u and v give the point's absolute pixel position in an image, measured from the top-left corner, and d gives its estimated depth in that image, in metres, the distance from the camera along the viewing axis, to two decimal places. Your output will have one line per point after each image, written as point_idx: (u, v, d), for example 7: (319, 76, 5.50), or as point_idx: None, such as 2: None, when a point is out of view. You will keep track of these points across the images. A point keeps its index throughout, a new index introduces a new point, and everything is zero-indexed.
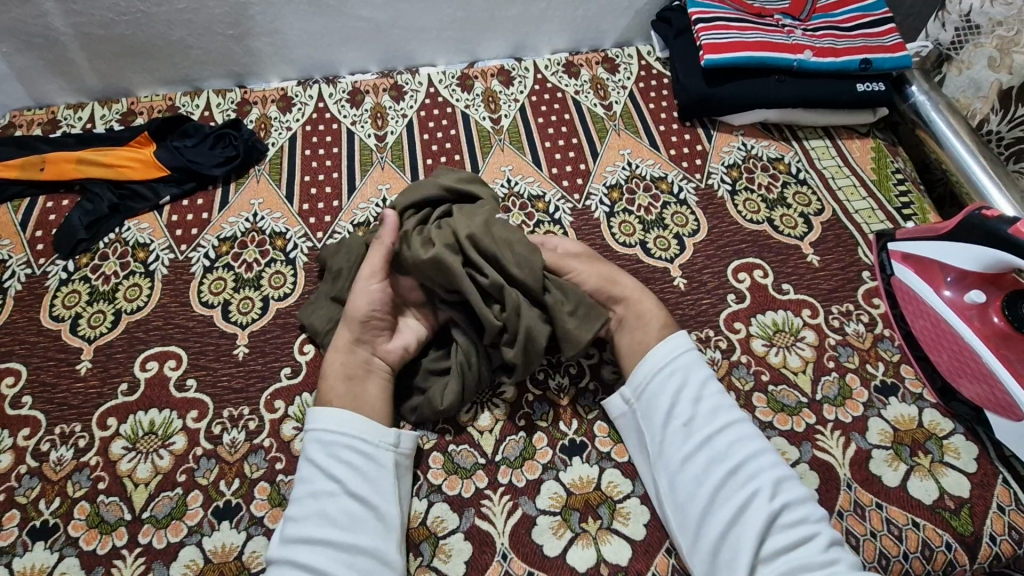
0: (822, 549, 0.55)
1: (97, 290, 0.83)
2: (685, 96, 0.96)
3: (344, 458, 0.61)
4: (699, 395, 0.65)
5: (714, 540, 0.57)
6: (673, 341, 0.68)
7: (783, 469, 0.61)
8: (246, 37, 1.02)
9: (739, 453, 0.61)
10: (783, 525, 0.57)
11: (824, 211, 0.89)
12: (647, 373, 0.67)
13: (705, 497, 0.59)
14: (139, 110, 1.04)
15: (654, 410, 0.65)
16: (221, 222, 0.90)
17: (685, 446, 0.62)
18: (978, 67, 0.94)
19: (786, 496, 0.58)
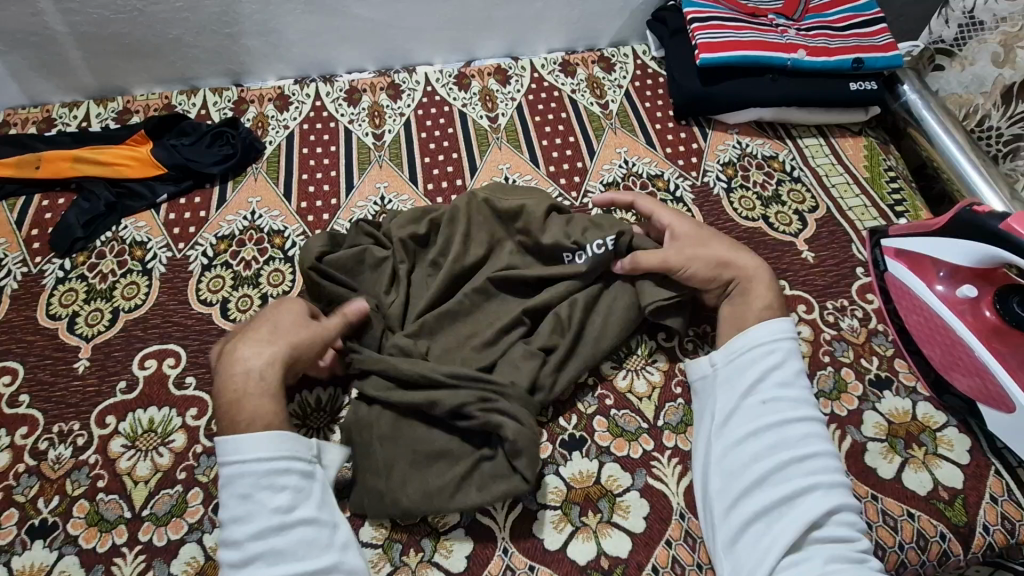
0: (862, 551, 0.57)
1: (94, 289, 0.83)
2: (681, 95, 0.97)
3: (278, 485, 0.57)
4: (788, 378, 0.65)
5: (752, 513, 0.58)
6: (777, 324, 0.68)
7: (842, 474, 0.61)
8: (243, 36, 1.02)
9: (806, 442, 0.61)
10: (829, 522, 0.58)
11: (819, 208, 0.91)
12: (741, 346, 0.67)
13: (760, 471, 0.60)
14: (135, 109, 1.04)
15: (737, 379, 0.66)
16: (219, 220, 0.90)
17: (754, 421, 0.63)
18: (981, 63, 0.95)
19: (839, 495, 0.59)
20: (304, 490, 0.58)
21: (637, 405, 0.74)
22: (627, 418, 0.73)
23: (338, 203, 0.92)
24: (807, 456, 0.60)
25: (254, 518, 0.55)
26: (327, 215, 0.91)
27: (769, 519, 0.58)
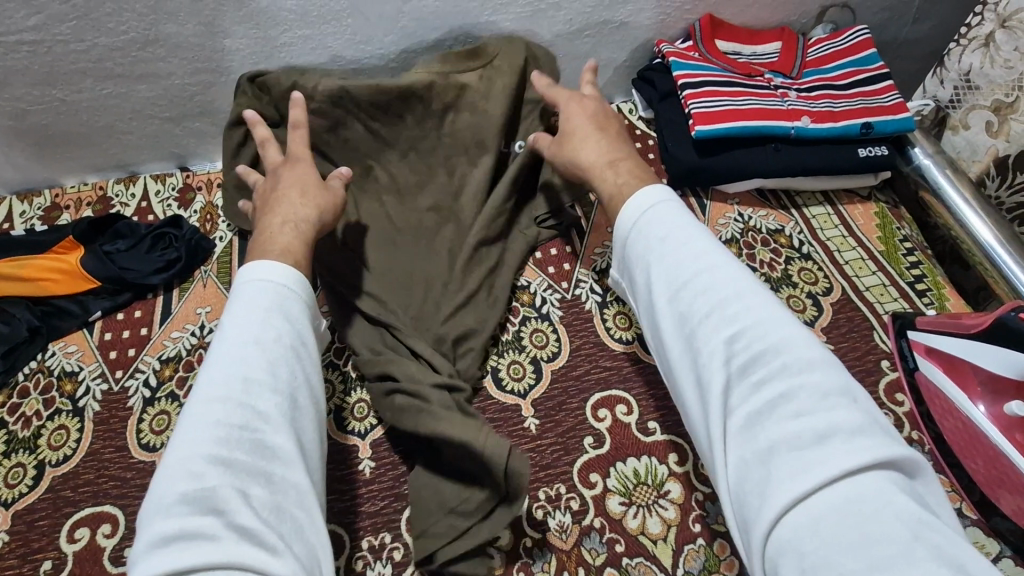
0: (808, 412, 0.41)
1: (16, 437, 0.71)
2: (676, 167, 0.88)
3: (249, 361, 0.48)
4: (677, 237, 0.53)
5: (689, 413, 0.48)
6: (641, 199, 0.57)
7: (761, 322, 0.46)
8: (184, 119, 0.91)
9: (710, 301, 0.48)
10: (754, 391, 0.43)
11: (833, 290, 0.82)
12: (620, 233, 0.58)
13: (681, 345, 0.49)
14: (65, 204, 0.92)
15: (636, 248, 0.55)
16: (162, 338, 0.79)
17: (661, 290, 0.52)
18: (976, 129, 0.88)
19: (762, 348, 0.45)
20: (283, 351, 0.50)
21: (652, 551, 0.65)
22: (643, 569, 0.64)
23: None
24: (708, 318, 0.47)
25: (237, 350, 0.48)
26: None
27: (702, 401, 0.47)
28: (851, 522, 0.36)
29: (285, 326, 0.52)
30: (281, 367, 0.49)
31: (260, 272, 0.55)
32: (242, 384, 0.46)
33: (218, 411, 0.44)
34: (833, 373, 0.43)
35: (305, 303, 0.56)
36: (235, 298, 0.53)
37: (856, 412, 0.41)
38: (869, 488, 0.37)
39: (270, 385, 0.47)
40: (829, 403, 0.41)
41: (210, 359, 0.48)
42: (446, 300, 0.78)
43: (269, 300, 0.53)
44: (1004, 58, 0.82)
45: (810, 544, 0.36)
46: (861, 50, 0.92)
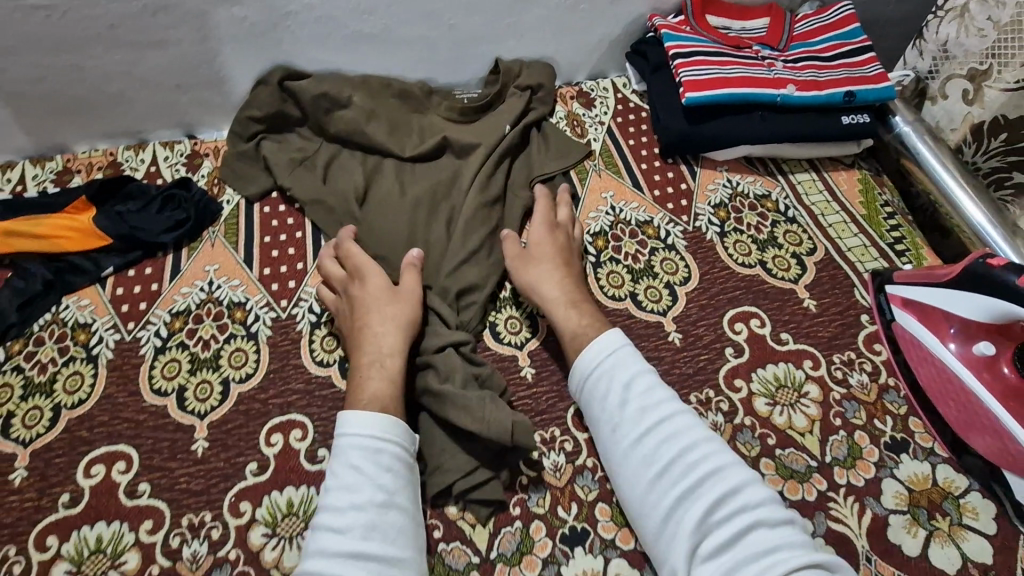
0: (763, 538, 0.50)
1: (32, 382, 0.74)
2: (667, 135, 0.91)
3: (350, 473, 0.56)
4: (637, 388, 0.61)
5: (656, 546, 0.55)
6: (602, 340, 0.64)
7: (717, 458, 0.55)
8: (193, 87, 0.94)
9: (674, 449, 0.56)
10: (718, 523, 0.52)
11: (817, 250, 0.86)
12: (581, 375, 0.64)
13: (646, 496, 0.57)
14: (77, 169, 0.95)
15: (597, 419, 0.63)
16: (172, 294, 0.82)
17: (625, 434, 0.59)
18: (952, 98, 0.92)
19: (722, 487, 0.53)
20: (375, 511, 0.55)
21: None
22: None
23: (304, 267, 0.84)
24: (675, 459, 0.56)
25: (340, 501, 0.55)
26: (293, 281, 0.83)
27: (670, 538, 0.54)
28: None
29: (397, 473, 0.59)
30: (393, 533, 0.55)
31: (357, 421, 0.60)
32: (366, 537, 0.53)
33: None
34: (776, 505, 0.53)
35: (400, 455, 0.60)
36: (342, 440, 0.59)
37: (795, 535, 0.51)
38: None
39: (362, 552, 0.52)
40: (777, 531, 0.51)
41: (326, 503, 0.56)
42: (448, 247, 0.83)
43: (382, 455, 0.58)
44: (976, 27, 0.86)
45: None
46: (845, 24, 0.96)
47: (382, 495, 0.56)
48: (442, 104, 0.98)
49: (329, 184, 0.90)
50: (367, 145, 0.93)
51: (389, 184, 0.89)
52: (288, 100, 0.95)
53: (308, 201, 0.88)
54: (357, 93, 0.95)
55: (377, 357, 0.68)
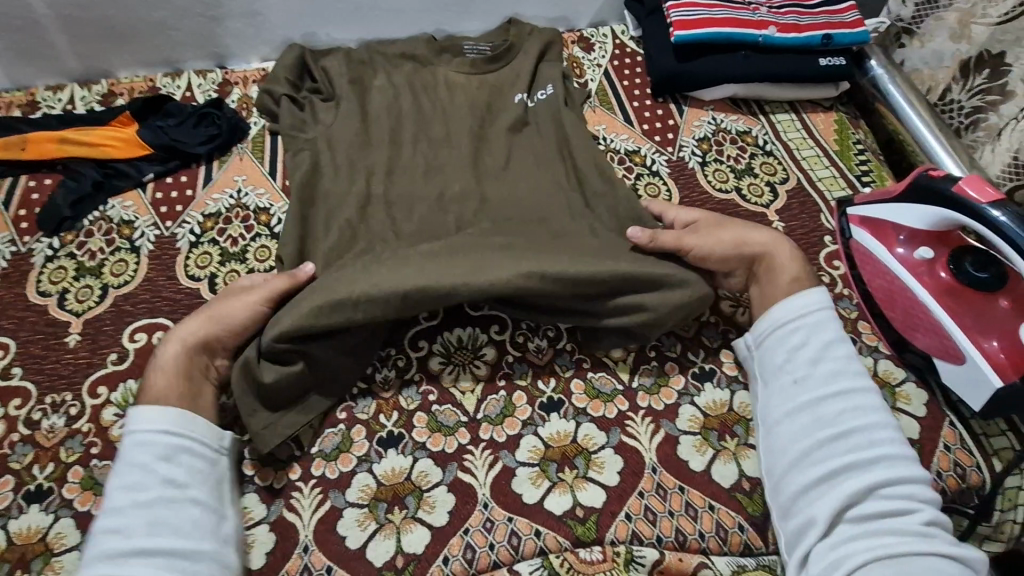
0: (917, 521, 0.59)
1: (83, 266, 0.85)
2: (657, 73, 0.99)
3: (155, 465, 0.60)
4: (840, 356, 0.68)
5: (795, 489, 0.63)
6: (809, 296, 0.71)
7: (894, 445, 0.63)
8: (226, 19, 1.03)
9: (850, 420, 0.64)
10: (878, 494, 0.61)
11: (789, 180, 0.94)
12: (776, 321, 0.71)
13: (807, 445, 0.64)
14: (120, 92, 1.05)
15: (772, 363, 0.70)
16: (205, 199, 0.92)
17: (805, 393, 0.66)
18: (939, 40, 0.97)
19: (892, 469, 0.61)
20: (161, 508, 0.59)
21: (613, 368, 0.77)
22: (604, 381, 0.75)
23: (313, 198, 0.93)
24: (853, 429, 0.63)
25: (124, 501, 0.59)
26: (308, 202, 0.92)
27: (814, 493, 0.62)
28: None
29: (193, 470, 0.62)
30: (187, 526, 0.59)
31: (139, 418, 0.62)
32: (153, 534, 0.57)
33: None
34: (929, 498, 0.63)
35: (201, 451, 0.64)
36: (130, 436, 0.62)
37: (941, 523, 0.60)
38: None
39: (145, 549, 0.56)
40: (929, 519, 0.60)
41: (110, 505, 0.59)
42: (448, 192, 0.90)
43: (159, 445, 0.61)
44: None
45: None
46: None
47: (171, 492, 0.60)
48: (454, 62, 1.04)
49: (360, 145, 0.93)
50: (383, 95, 0.99)
51: (411, 151, 0.94)
52: (316, 71, 1.02)
53: (333, 163, 0.91)
54: (378, 58, 1.03)
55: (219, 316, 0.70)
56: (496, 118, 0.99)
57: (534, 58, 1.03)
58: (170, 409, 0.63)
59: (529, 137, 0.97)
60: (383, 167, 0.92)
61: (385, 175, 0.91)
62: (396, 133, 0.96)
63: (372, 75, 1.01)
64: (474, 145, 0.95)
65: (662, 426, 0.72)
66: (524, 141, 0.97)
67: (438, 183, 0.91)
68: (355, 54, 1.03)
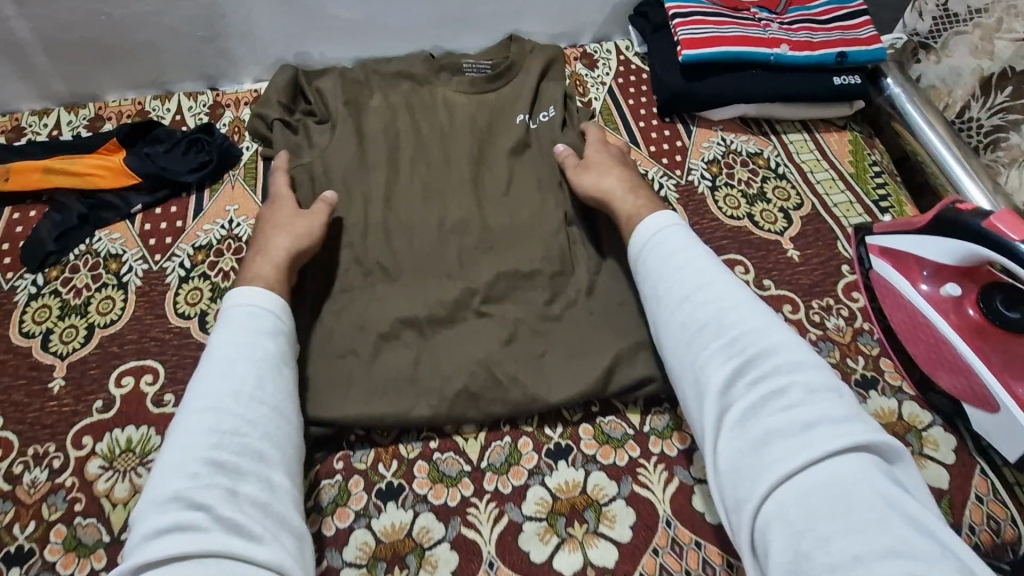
0: (787, 403, 0.54)
1: (68, 304, 0.81)
2: (664, 93, 0.95)
3: (247, 343, 0.64)
4: (701, 269, 0.66)
5: (689, 404, 0.61)
6: (655, 219, 0.72)
7: (763, 331, 0.60)
8: (217, 39, 0.99)
9: (713, 317, 0.62)
10: (750, 386, 0.57)
11: (804, 205, 0.90)
12: (637, 250, 0.72)
13: (684, 354, 0.63)
14: (108, 116, 1.01)
15: (646, 287, 0.70)
16: (196, 230, 0.88)
17: (671, 305, 0.66)
18: (959, 55, 0.93)
19: (759, 357, 0.58)
20: (252, 381, 0.61)
21: (622, 411, 0.73)
22: (613, 426, 0.72)
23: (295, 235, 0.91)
24: (708, 324, 0.62)
25: (218, 374, 0.61)
26: None
27: (699, 402, 0.60)
28: (830, 501, 0.48)
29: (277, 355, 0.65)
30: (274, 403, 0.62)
31: (241, 294, 0.68)
32: (242, 406, 0.59)
33: (201, 442, 0.56)
34: (822, 374, 0.57)
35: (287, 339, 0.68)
36: (224, 320, 0.66)
37: (838, 405, 0.54)
38: (849, 470, 0.49)
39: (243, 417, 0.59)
40: (814, 399, 0.54)
41: (200, 378, 0.61)
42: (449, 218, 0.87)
43: (258, 322, 0.66)
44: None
45: (788, 515, 0.49)
46: None
47: (262, 369, 0.62)
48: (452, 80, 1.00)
49: (356, 172, 0.90)
50: (378, 115, 0.95)
51: (408, 175, 0.90)
52: (309, 92, 0.98)
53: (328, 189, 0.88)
54: (375, 77, 0.99)
55: (263, 249, 0.76)
56: (498, 137, 0.95)
57: (534, 76, 0.99)
58: (267, 294, 0.69)
59: (531, 159, 0.93)
60: (380, 194, 0.88)
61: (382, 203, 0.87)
62: (392, 157, 0.92)
63: (365, 96, 0.98)
64: (474, 169, 0.91)
65: (675, 474, 0.69)
66: (527, 164, 0.93)
67: (437, 210, 0.87)
68: (350, 73, 0.99)
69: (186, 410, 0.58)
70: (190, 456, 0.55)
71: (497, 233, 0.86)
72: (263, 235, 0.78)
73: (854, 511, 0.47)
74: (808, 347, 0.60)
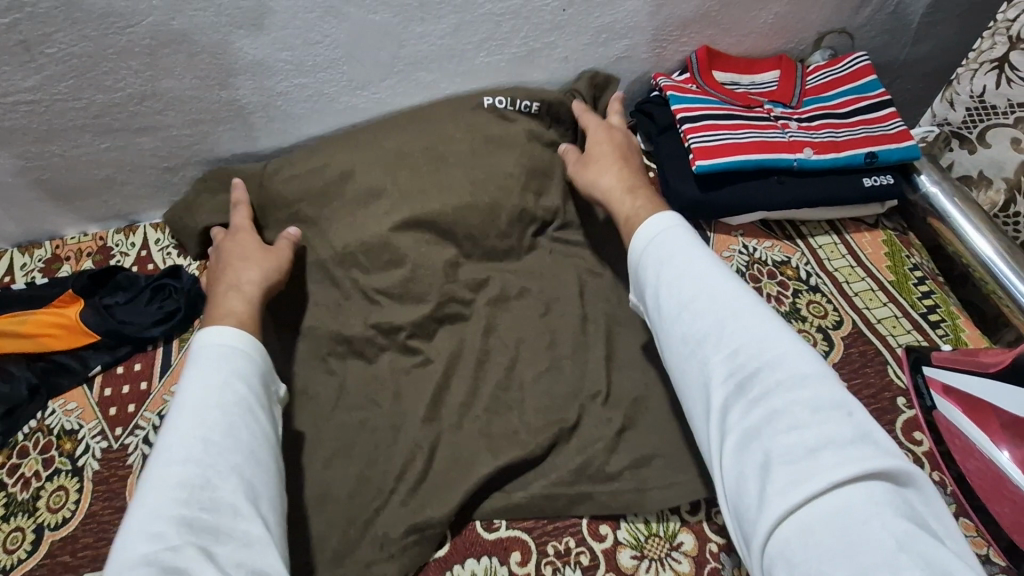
0: (792, 426, 0.47)
1: (15, 500, 0.70)
2: (678, 202, 0.87)
3: (218, 391, 0.57)
4: (697, 271, 0.59)
5: (697, 426, 0.55)
6: (652, 221, 0.65)
7: (766, 343, 0.52)
8: (183, 168, 0.91)
9: (708, 327, 0.55)
10: (749, 405, 0.50)
11: (844, 323, 0.80)
12: (631, 255, 0.65)
13: (684, 368, 0.56)
14: (66, 256, 0.92)
15: (643, 295, 0.63)
16: (162, 392, 0.78)
17: (666, 315, 0.59)
18: (998, 148, 0.85)
19: (760, 371, 0.50)
20: (221, 430, 0.55)
21: None
22: None
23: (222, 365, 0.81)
24: (705, 340, 0.54)
25: (186, 426, 0.55)
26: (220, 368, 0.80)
27: (705, 423, 0.53)
28: (838, 537, 0.41)
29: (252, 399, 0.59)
30: (248, 450, 0.55)
31: (215, 337, 0.62)
32: (216, 457, 0.53)
33: (167, 499, 0.50)
34: (833, 388, 0.49)
35: (262, 381, 0.62)
36: (197, 363, 0.61)
37: (846, 425, 0.46)
38: (856, 501, 0.42)
39: (216, 465, 0.53)
40: (823, 417, 0.47)
41: (172, 426, 0.55)
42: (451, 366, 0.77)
43: (229, 364, 0.60)
44: (1021, 75, 0.79)
45: (792, 556, 0.42)
46: (861, 76, 0.92)
47: (238, 417, 0.56)
48: None
49: (346, 315, 0.82)
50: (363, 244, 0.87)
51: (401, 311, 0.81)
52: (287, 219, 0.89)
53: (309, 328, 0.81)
54: None
55: (237, 284, 0.74)
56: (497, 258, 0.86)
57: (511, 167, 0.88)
58: (242, 332, 0.64)
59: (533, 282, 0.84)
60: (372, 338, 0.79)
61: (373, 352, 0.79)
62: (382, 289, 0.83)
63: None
64: (473, 301, 0.82)
65: None
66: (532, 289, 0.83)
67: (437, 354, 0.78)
68: None
69: (160, 464, 0.52)
70: (156, 519, 0.49)
71: (505, 381, 0.77)
72: (222, 276, 0.75)
73: (867, 549, 0.40)
74: (821, 356, 0.52)
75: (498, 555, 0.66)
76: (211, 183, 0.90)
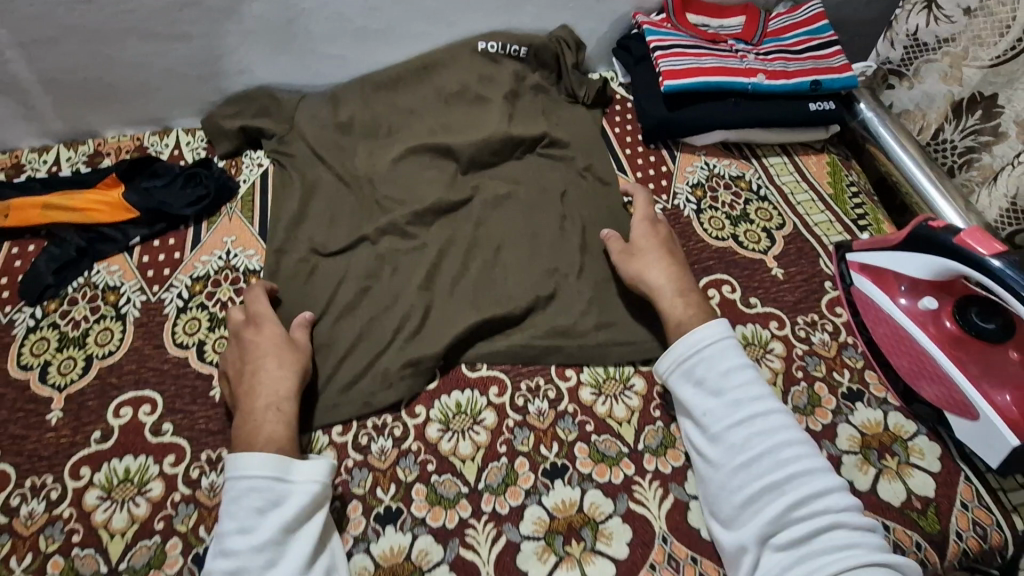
0: (834, 536, 0.59)
1: (67, 336, 0.82)
2: (649, 121, 0.99)
3: (251, 519, 0.60)
4: (755, 393, 0.67)
5: (729, 511, 0.64)
6: (710, 329, 0.70)
7: (811, 459, 0.63)
8: (212, 77, 1.02)
9: (766, 437, 0.64)
10: (799, 517, 0.60)
11: (786, 225, 0.93)
12: (680, 355, 0.70)
13: (730, 474, 0.64)
14: (106, 152, 1.04)
15: (689, 394, 0.69)
16: (193, 261, 0.90)
17: (717, 422, 0.66)
18: (930, 82, 0.98)
19: (809, 483, 0.61)
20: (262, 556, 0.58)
21: (617, 430, 0.75)
22: (608, 444, 0.74)
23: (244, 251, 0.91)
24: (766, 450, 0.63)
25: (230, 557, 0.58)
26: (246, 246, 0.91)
27: (744, 514, 0.62)
28: None
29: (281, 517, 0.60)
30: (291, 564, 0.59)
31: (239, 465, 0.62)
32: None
33: None
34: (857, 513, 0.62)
35: (298, 491, 0.63)
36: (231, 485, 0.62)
37: (870, 537, 0.59)
38: None
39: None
40: (858, 536, 0.59)
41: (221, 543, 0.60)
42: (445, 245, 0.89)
43: (256, 500, 0.61)
44: (946, 14, 0.93)
45: None
46: (815, 20, 1.04)
47: (273, 536, 0.59)
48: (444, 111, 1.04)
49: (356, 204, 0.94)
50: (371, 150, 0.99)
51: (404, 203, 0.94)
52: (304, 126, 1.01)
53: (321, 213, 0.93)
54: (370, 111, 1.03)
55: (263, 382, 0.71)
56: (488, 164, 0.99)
57: (500, 96, 1.03)
58: (262, 456, 0.63)
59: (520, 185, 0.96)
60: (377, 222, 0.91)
61: (378, 234, 0.90)
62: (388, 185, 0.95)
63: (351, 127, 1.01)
64: (466, 197, 0.94)
65: (670, 490, 0.71)
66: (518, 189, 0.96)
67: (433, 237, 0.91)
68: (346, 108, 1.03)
69: None
70: None
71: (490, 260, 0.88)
72: (253, 394, 0.70)
73: None
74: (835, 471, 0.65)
75: (478, 389, 0.78)
76: (241, 98, 1.05)
